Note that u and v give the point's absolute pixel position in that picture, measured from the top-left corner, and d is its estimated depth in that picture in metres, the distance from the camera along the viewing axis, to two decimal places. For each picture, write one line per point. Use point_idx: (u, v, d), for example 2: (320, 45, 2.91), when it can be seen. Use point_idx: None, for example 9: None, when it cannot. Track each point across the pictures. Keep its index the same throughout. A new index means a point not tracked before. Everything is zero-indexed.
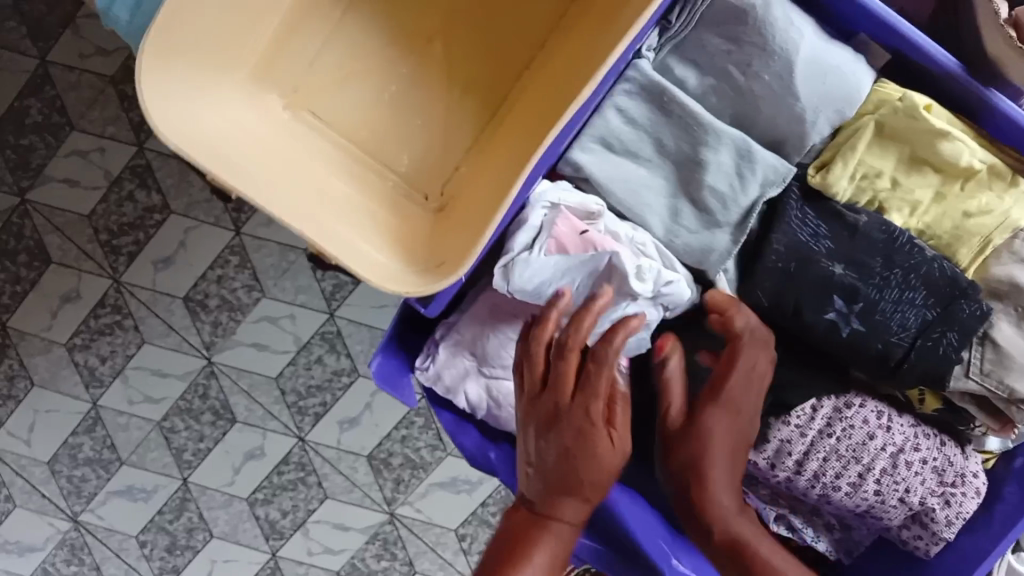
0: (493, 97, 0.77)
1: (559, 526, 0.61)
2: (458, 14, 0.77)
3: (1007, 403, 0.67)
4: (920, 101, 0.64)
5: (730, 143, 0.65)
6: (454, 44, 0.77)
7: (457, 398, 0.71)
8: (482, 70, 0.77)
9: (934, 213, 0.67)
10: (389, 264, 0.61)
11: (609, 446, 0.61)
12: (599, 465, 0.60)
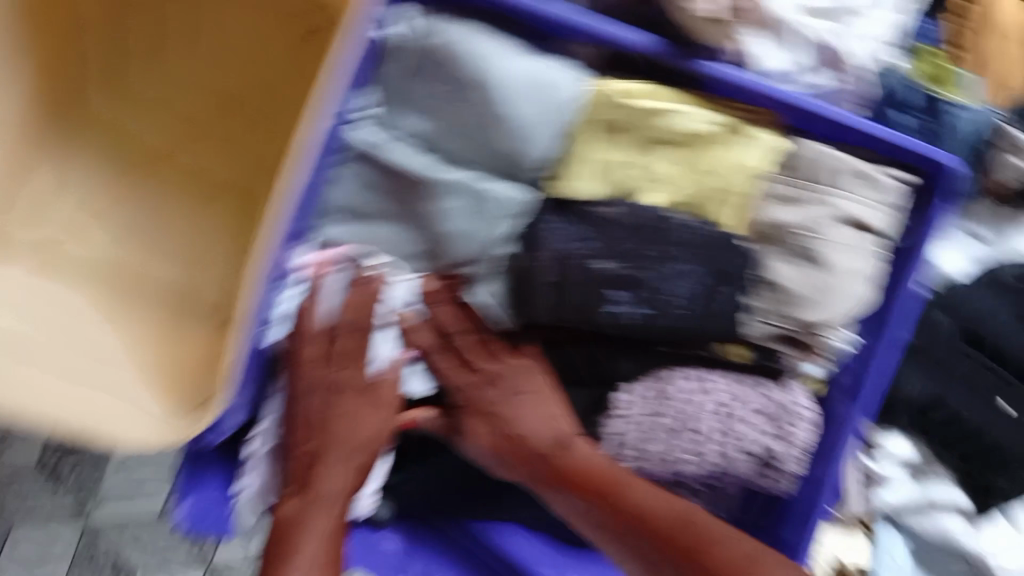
0: (252, 188, 0.70)
1: (331, 490, 0.66)
2: (186, 111, 0.70)
3: (806, 331, 0.71)
4: (628, 88, 0.64)
5: (462, 186, 0.65)
6: (194, 146, 0.70)
7: None
8: (230, 162, 0.70)
9: (685, 182, 0.67)
10: (147, 420, 0.58)
11: (377, 414, 0.68)
12: (368, 430, 0.67)
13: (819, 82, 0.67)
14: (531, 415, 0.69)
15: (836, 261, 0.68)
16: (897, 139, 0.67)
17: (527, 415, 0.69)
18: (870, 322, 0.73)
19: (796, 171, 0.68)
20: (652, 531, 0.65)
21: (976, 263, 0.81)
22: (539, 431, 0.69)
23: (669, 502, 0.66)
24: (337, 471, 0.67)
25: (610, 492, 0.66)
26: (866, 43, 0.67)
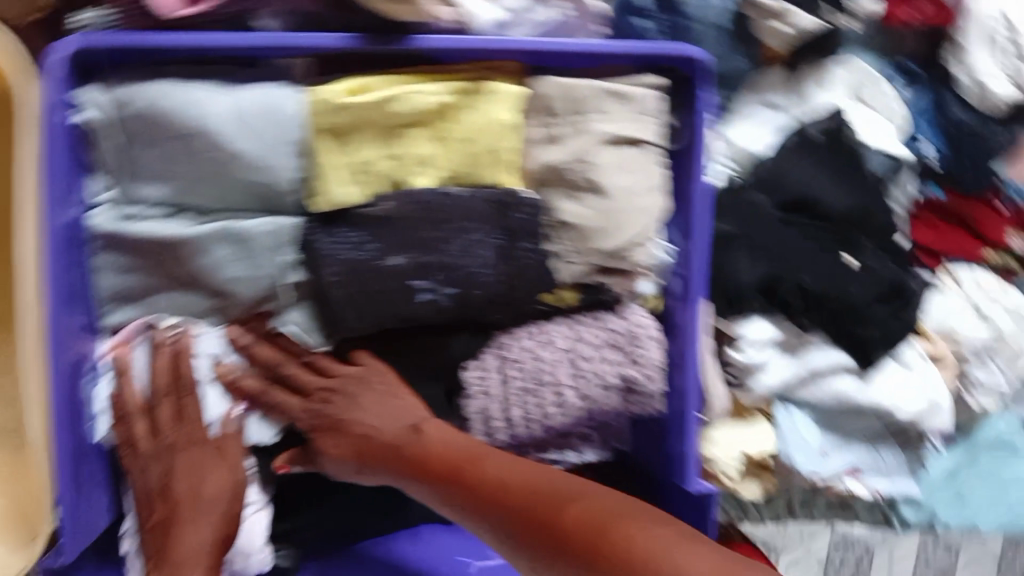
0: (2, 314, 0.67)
1: (190, 552, 0.67)
2: None
3: (614, 260, 0.71)
4: (348, 87, 0.63)
5: (220, 232, 0.65)
6: None
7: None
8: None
9: (446, 155, 0.68)
10: None
11: (220, 466, 0.69)
12: (214, 483, 0.69)
13: (543, 19, 0.68)
14: (372, 413, 0.71)
15: (613, 183, 0.68)
16: (633, 50, 0.67)
17: (368, 412, 0.71)
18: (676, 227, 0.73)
19: (548, 111, 0.68)
20: (509, 505, 0.63)
21: (774, 131, 0.81)
22: (386, 423, 0.71)
23: (533, 477, 0.64)
24: (195, 535, 0.67)
25: (468, 477, 0.66)
26: None
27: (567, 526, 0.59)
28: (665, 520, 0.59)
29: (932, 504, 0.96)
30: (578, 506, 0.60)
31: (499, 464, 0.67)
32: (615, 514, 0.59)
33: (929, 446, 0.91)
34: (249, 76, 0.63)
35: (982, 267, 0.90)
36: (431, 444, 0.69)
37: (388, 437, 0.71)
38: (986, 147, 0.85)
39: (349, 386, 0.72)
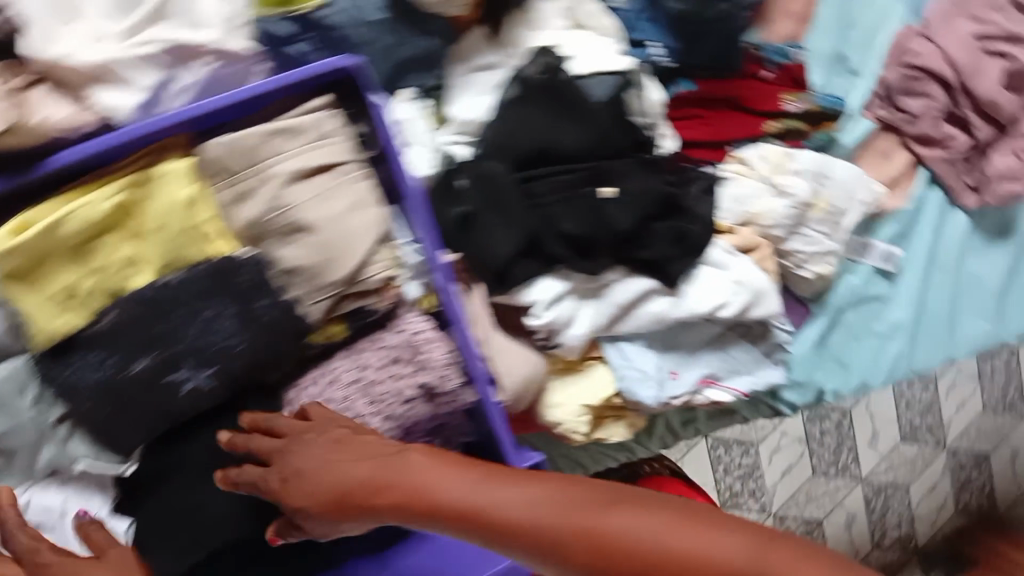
0: None
1: None
2: None
3: (354, 283, 0.70)
4: (22, 223, 0.64)
5: None
6: None
7: None
8: None
9: (152, 251, 0.68)
10: None
11: None
12: None
13: (186, 83, 0.68)
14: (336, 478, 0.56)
15: (317, 215, 0.67)
16: (284, 80, 0.66)
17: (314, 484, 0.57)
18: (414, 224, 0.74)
19: (225, 171, 0.66)
20: (492, 521, 0.57)
21: (493, 91, 0.80)
22: None
23: (550, 495, 0.51)
24: None
25: None
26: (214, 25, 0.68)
27: (611, 554, 0.48)
28: (691, 516, 0.49)
29: (812, 380, 0.97)
30: (585, 511, 0.50)
31: (445, 478, 0.54)
32: (664, 537, 0.47)
33: (776, 331, 0.91)
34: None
35: (764, 141, 0.89)
36: (429, 480, 0.54)
37: (353, 479, 0.56)
38: (714, 24, 0.83)
39: (303, 443, 0.59)
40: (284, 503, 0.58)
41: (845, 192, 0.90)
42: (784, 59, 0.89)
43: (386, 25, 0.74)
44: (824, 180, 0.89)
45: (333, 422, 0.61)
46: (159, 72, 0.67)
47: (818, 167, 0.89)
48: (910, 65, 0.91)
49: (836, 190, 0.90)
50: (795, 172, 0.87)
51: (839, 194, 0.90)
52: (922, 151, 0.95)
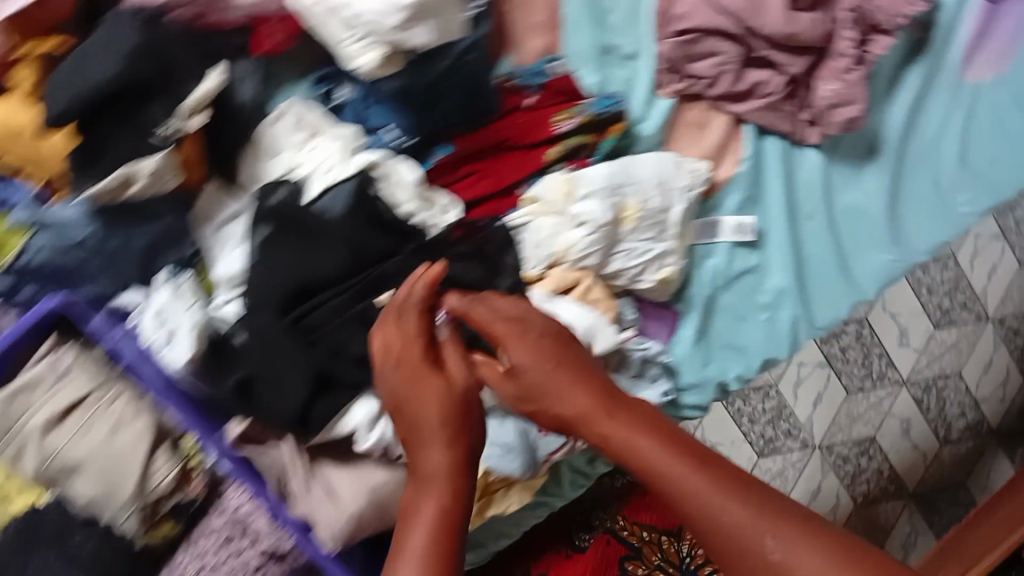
0: None
1: None
2: None
3: (145, 498, 0.73)
4: None
5: None
6: None
7: None
8: None
9: None
10: None
11: None
12: None
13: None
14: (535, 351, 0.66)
15: (81, 451, 0.70)
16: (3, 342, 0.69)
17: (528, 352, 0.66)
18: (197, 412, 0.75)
19: None
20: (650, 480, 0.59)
21: (243, 240, 0.80)
22: (563, 403, 0.64)
23: (710, 483, 0.56)
24: None
25: (596, 429, 0.63)
26: None
27: (726, 541, 0.55)
28: (761, 498, 0.55)
29: (708, 377, 0.90)
30: (727, 506, 0.55)
31: (647, 436, 0.61)
32: (725, 497, 0.55)
33: (635, 349, 0.84)
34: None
35: (549, 171, 0.84)
36: (615, 420, 0.62)
37: (570, 408, 0.64)
38: (441, 83, 0.78)
39: (518, 342, 0.67)
40: (456, 382, 0.67)
41: (654, 189, 0.84)
42: (544, 76, 0.83)
43: (107, 233, 0.74)
44: (624, 187, 0.83)
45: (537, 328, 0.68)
46: None
47: (613, 177, 0.82)
48: (682, 31, 0.82)
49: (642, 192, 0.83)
50: (588, 195, 0.81)
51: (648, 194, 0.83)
52: (736, 108, 0.86)
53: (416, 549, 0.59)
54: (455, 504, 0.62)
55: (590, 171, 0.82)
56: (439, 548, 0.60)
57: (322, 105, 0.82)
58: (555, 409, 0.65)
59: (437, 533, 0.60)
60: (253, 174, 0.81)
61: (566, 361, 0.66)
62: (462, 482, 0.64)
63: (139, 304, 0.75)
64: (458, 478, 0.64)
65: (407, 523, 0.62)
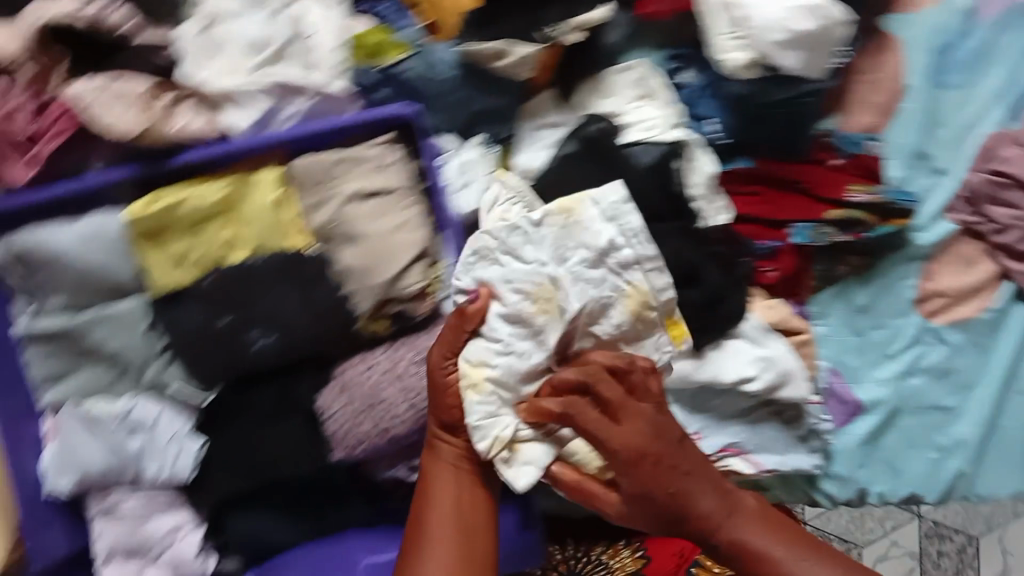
0: None
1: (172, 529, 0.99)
2: None
3: (389, 290, 0.85)
4: (145, 201, 0.83)
5: (98, 319, 0.87)
6: None
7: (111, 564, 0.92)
8: None
9: (244, 238, 0.86)
10: None
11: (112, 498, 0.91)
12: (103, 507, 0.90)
13: (292, 112, 0.86)
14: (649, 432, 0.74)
15: (368, 228, 0.85)
16: (354, 120, 0.85)
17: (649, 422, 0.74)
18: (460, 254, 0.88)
19: (303, 184, 0.84)
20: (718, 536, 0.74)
21: (550, 147, 0.90)
22: (650, 473, 0.73)
23: (777, 541, 0.74)
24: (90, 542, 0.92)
25: (681, 498, 0.74)
26: (327, 70, 0.87)
27: (752, 542, 0.74)
28: (800, 541, 0.74)
29: (854, 476, 0.95)
30: (761, 538, 0.74)
31: (742, 523, 0.74)
32: (773, 541, 0.74)
33: (811, 416, 0.91)
34: (87, 208, 0.85)
35: (822, 226, 0.89)
36: (732, 521, 0.75)
37: (641, 483, 0.74)
38: (776, 109, 0.86)
39: (637, 413, 0.74)
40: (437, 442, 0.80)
41: (499, 410, 0.77)
42: (860, 149, 0.91)
43: (462, 84, 0.87)
44: (515, 345, 0.78)
45: (641, 381, 0.75)
46: (268, 100, 0.86)
47: (529, 288, 0.78)
48: (1001, 173, 0.90)
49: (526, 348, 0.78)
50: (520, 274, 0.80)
51: (550, 319, 0.78)
52: (1009, 263, 0.93)
53: (438, 522, 0.76)
54: (459, 481, 0.79)
55: (477, 340, 0.78)
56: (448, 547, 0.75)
57: (666, 77, 0.91)
58: (644, 473, 0.73)
59: (459, 539, 0.76)
60: (584, 103, 0.91)
61: (676, 443, 0.75)
62: (471, 487, 0.79)
63: (451, 147, 0.89)
64: (468, 485, 0.79)
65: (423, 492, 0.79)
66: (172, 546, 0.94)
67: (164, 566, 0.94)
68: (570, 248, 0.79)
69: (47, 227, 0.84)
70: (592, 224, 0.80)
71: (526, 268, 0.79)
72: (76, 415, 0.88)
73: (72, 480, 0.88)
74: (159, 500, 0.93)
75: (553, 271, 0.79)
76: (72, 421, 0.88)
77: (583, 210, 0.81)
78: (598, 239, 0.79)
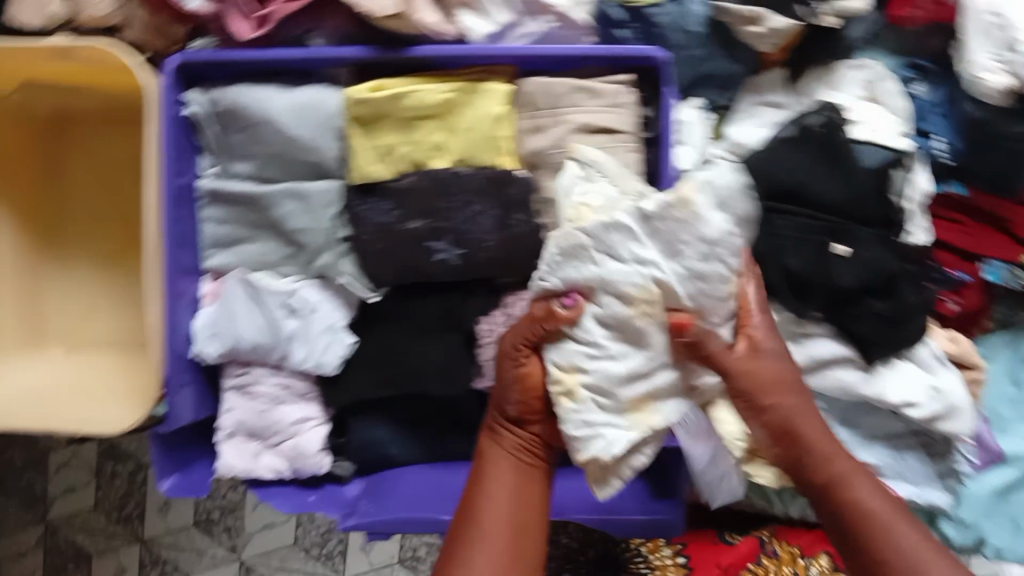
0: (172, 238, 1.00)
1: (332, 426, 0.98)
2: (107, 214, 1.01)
3: None
4: (367, 86, 0.82)
5: (288, 194, 0.85)
6: (111, 226, 1.01)
7: (234, 443, 0.91)
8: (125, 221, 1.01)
9: (455, 143, 0.84)
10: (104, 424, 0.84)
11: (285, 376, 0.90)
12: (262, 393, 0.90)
13: (527, 31, 0.84)
14: (780, 370, 0.74)
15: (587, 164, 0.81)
16: (599, 51, 0.81)
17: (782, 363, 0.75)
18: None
19: (532, 106, 0.82)
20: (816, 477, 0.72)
21: (771, 126, 0.88)
22: (782, 371, 0.74)
23: (880, 494, 0.70)
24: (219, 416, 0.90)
25: (794, 411, 0.73)
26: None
27: (852, 488, 0.70)
28: (900, 509, 0.70)
29: (978, 525, 0.93)
30: (876, 499, 0.70)
31: (842, 458, 0.72)
32: (871, 491, 0.70)
33: (957, 454, 0.91)
34: (305, 80, 0.84)
35: (1018, 269, 0.89)
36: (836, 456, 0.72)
37: (773, 377, 0.74)
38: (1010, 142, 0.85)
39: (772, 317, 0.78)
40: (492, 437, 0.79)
41: (595, 417, 0.74)
42: None
43: (704, 42, 0.84)
44: (608, 349, 0.75)
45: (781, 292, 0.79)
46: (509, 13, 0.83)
47: (631, 292, 0.74)
48: None
49: (628, 351, 0.75)
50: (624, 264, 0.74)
51: (650, 323, 0.75)
52: None
53: (489, 519, 0.73)
54: (513, 472, 0.77)
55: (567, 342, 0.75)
56: (493, 539, 0.72)
57: (898, 81, 0.89)
58: (765, 413, 0.74)
59: (506, 531, 0.73)
60: (813, 90, 0.89)
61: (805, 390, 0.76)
62: (532, 487, 0.77)
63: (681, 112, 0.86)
64: (529, 484, 0.77)
65: (477, 480, 0.76)
66: (296, 437, 0.91)
67: (284, 455, 0.92)
68: (683, 240, 0.75)
69: (263, 89, 0.83)
70: (688, 221, 0.75)
71: (618, 270, 0.74)
72: (240, 286, 0.87)
73: (219, 350, 0.87)
74: (294, 388, 0.91)
75: (658, 272, 0.75)
76: (235, 289, 0.87)
77: (683, 217, 0.75)
78: (695, 236, 0.75)
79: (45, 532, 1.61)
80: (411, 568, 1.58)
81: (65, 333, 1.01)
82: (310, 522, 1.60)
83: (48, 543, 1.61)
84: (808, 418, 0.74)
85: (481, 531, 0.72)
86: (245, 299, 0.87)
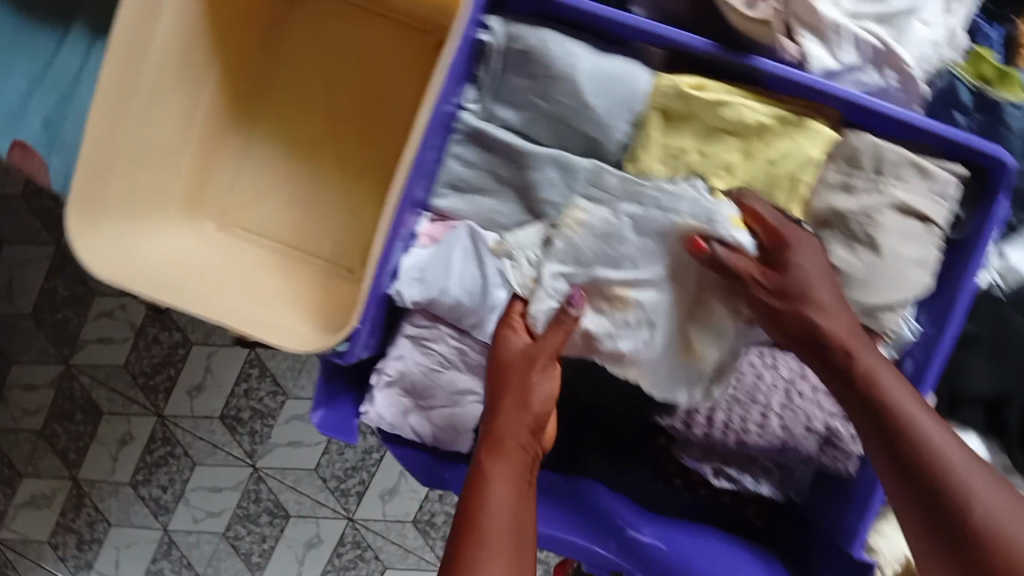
0: (385, 154, 0.91)
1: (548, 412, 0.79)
2: (313, 101, 0.91)
3: (863, 315, 0.75)
4: (689, 82, 0.74)
5: (553, 161, 0.76)
6: (313, 116, 0.91)
7: (388, 392, 0.83)
8: (330, 114, 0.91)
9: (749, 169, 0.75)
10: (288, 335, 0.76)
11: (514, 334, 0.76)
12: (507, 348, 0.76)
13: (865, 80, 0.76)
14: (816, 259, 0.72)
15: (890, 246, 0.74)
16: (944, 131, 0.73)
17: (815, 277, 0.71)
18: (928, 311, 0.79)
19: (853, 163, 0.74)
20: (879, 421, 0.66)
21: None
22: (834, 311, 0.71)
23: (946, 438, 0.63)
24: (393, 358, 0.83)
25: (852, 351, 0.69)
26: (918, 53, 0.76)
27: (916, 437, 0.63)
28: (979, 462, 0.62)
29: None
30: (942, 437, 0.63)
31: (902, 394, 0.66)
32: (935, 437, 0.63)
33: None
34: (615, 49, 0.76)
35: None
36: (892, 395, 0.66)
37: (831, 331, 0.70)
38: None
39: (812, 246, 0.72)
40: (482, 447, 0.71)
41: (659, 377, 0.77)
42: None
43: None
44: (630, 322, 0.76)
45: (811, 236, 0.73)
46: (856, 57, 0.75)
47: (613, 283, 0.76)
48: None
49: (646, 319, 0.76)
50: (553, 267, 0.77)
51: (651, 304, 0.76)
52: None
53: (491, 538, 0.62)
54: (514, 490, 0.67)
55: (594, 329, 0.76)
56: (502, 563, 0.61)
57: None
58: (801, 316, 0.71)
59: (510, 553, 0.62)
60: None
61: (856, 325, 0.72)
62: (524, 504, 0.67)
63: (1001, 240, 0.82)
64: (522, 499, 0.67)
65: (477, 485, 0.67)
66: (454, 407, 0.83)
67: (432, 422, 0.84)
68: (586, 250, 0.76)
69: (573, 44, 0.74)
70: (603, 227, 0.76)
71: (561, 285, 0.77)
72: (465, 241, 0.79)
73: (416, 297, 0.78)
74: (472, 359, 0.83)
75: (599, 270, 0.76)
76: (460, 242, 0.79)
77: (584, 233, 0.76)
78: (606, 224, 0.76)
79: (65, 373, 1.52)
80: (422, 531, 1.51)
81: (224, 209, 0.91)
82: (337, 453, 1.52)
83: (64, 385, 1.52)
84: (840, 322, 0.70)
85: (482, 541, 0.62)
86: (467, 256, 0.79)
